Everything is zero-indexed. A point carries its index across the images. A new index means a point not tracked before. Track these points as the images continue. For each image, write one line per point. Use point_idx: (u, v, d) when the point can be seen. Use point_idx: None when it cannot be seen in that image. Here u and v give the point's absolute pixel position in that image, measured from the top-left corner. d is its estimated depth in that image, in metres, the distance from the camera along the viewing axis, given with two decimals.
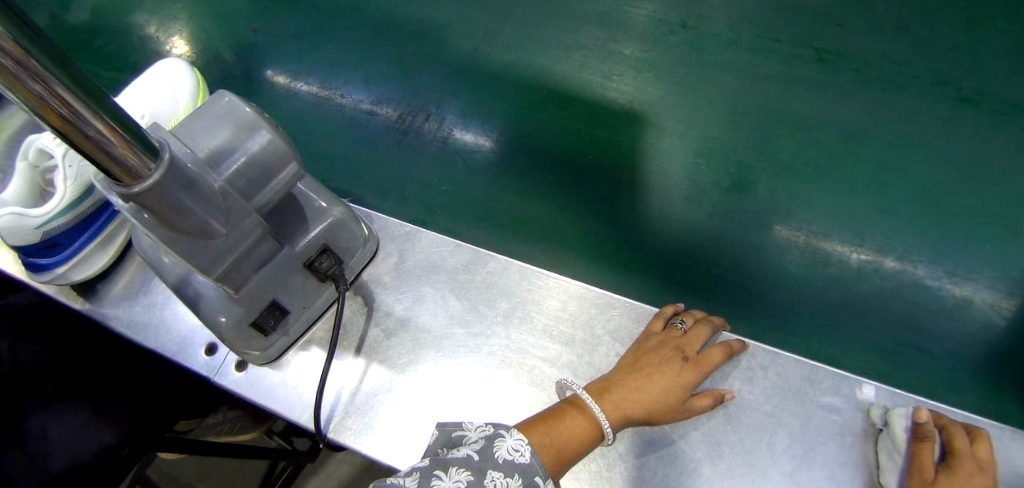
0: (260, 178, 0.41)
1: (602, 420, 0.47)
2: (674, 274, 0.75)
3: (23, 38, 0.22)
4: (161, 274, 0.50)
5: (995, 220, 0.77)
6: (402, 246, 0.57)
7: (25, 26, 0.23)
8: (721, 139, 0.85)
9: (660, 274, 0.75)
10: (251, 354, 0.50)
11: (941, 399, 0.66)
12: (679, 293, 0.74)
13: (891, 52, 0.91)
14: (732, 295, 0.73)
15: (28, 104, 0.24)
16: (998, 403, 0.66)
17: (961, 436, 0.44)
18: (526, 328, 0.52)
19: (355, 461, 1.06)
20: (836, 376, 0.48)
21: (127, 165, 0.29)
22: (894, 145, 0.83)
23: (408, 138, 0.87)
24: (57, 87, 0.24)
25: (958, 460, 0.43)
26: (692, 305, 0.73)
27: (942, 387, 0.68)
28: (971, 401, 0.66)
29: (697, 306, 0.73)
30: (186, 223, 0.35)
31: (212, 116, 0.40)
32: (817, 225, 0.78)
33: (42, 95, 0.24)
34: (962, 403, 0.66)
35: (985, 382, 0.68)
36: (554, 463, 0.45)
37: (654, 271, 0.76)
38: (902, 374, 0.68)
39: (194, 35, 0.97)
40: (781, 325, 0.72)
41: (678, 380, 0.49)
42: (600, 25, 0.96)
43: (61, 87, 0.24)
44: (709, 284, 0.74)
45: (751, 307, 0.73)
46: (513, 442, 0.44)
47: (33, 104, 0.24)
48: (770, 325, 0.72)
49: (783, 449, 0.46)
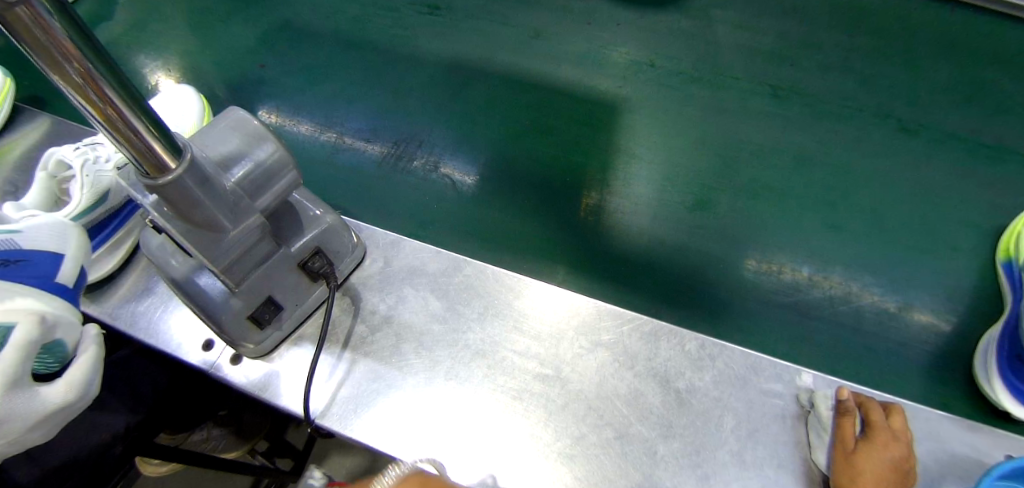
0: (264, 182, 0.47)
1: None
2: (646, 282, 0.80)
3: (90, 54, 0.30)
4: (166, 272, 0.55)
5: (933, 235, 0.85)
6: (388, 252, 0.63)
7: (98, 48, 0.30)
8: (686, 165, 0.92)
9: (634, 282, 0.80)
10: (246, 346, 0.55)
11: (894, 395, 0.70)
12: (652, 301, 0.78)
13: (838, 88, 1.01)
14: (699, 301, 0.78)
15: (85, 103, 0.31)
16: (945, 396, 0.70)
17: (877, 411, 0.51)
18: (498, 323, 0.57)
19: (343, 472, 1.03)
20: (777, 366, 0.54)
21: (156, 160, 0.36)
22: (842, 170, 0.91)
23: (403, 163, 0.93)
24: (106, 91, 0.31)
25: (874, 429, 0.50)
26: (663, 311, 0.77)
27: (895, 384, 0.72)
28: (920, 396, 0.71)
29: (667, 313, 0.77)
30: (198, 216, 0.41)
31: (225, 128, 0.46)
32: (773, 242, 0.84)
33: (93, 96, 0.31)
34: (913, 398, 0.70)
35: (934, 379, 0.72)
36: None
37: (626, 281, 0.80)
38: (855, 373, 0.73)
39: (203, 69, 1.05)
40: (742, 328, 0.76)
41: None
42: (577, 64, 1.05)
43: (113, 93, 0.32)
44: (678, 291, 0.79)
45: (715, 313, 0.77)
46: None
47: (88, 104, 0.32)
48: (733, 329, 0.76)
49: (729, 429, 0.52)
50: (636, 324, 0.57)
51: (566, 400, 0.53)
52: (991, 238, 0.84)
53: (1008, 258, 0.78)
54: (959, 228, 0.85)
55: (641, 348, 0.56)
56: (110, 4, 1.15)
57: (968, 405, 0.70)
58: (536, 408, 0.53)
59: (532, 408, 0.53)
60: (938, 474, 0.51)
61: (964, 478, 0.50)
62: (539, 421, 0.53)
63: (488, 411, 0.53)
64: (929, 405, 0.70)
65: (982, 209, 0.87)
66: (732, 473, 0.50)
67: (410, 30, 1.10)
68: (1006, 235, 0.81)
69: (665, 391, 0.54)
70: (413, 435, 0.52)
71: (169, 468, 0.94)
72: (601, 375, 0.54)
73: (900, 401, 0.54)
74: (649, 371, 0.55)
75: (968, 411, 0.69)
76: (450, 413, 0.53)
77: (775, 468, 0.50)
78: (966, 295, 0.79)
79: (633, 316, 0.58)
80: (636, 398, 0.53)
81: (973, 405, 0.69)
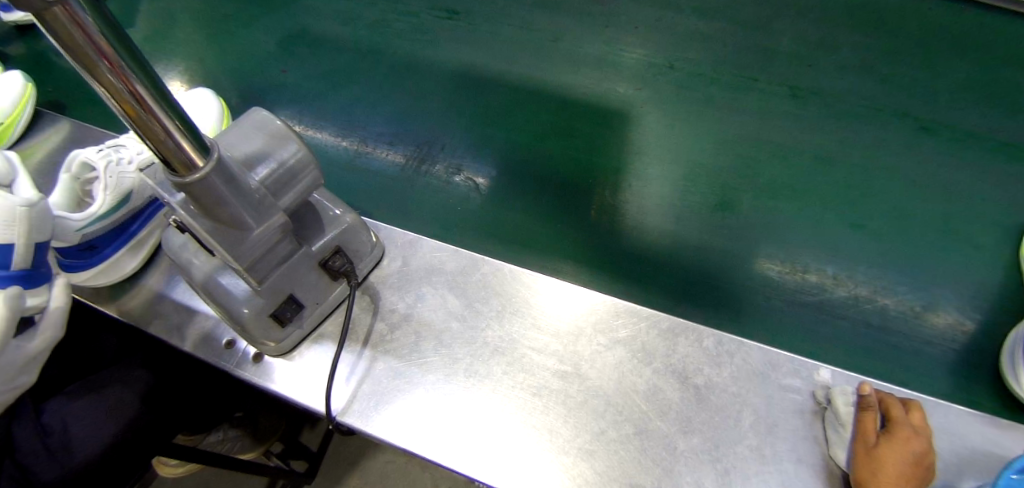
0: (286, 181, 0.48)
1: None
2: (669, 282, 0.80)
3: (121, 48, 0.30)
4: (188, 272, 0.56)
5: (955, 234, 0.85)
6: (406, 252, 0.63)
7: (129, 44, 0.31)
8: (706, 166, 0.93)
9: (657, 282, 0.80)
10: (267, 344, 0.55)
11: (921, 393, 0.70)
12: (677, 301, 0.78)
13: (856, 88, 1.01)
14: (723, 302, 0.78)
15: (115, 101, 0.32)
16: (971, 394, 0.70)
17: (897, 407, 0.51)
18: (516, 320, 0.58)
19: (364, 465, 1.04)
20: (795, 361, 0.55)
21: (185, 158, 0.37)
22: (862, 170, 0.91)
23: (423, 167, 0.93)
24: (138, 88, 0.32)
25: (895, 424, 0.50)
26: (688, 311, 0.77)
27: (921, 382, 0.71)
28: (948, 395, 0.70)
29: (691, 313, 0.77)
30: (224, 214, 0.42)
31: (248, 128, 0.47)
32: (794, 243, 0.84)
33: (121, 89, 0.32)
34: (940, 397, 0.70)
35: (960, 377, 0.72)
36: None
37: (650, 282, 0.80)
38: (882, 371, 0.73)
39: (224, 74, 1.06)
40: (767, 328, 0.76)
41: None
42: (596, 67, 1.06)
43: (144, 89, 0.32)
44: (701, 291, 0.79)
45: (739, 314, 0.77)
46: None
47: (119, 102, 0.32)
48: (758, 329, 0.76)
49: (749, 423, 0.52)
50: (653, 321, 0.57)
51: (584, 396, 0.54)
52: (1014, 237, 0.84)
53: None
54: (981, 227, 0.85)
55: (659, 345, 0.56)
56: (130, 11, 1.17)
57: (996, 403, 0.69)
58: (556, 405, 0.53)
59: (550, 404, 0.54)
60: (960, 467, 0.51)
61: (989, 473, 0.50)
62: (557, 417, 0.53)
63: (506, 408, 0.53)
64: (957, 404, 0.69)
65: (1003, 207, 0.87)
66: (751, 468, 0.50)
67: (429, 34, 1.11)
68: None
69: (684, 387, 0.54)
70: (434, 433, 0.53)
71: (185, 469, 0.95)
72: (619, 371, 0.55)
73: (919, 396, 0.54)
74: (667, 368, 0.55)
75: (997, 410, 0.68)
76: (468, 411, 0.54)
77: (796, 463, 0.51)
78: (989, 293, 0.79)
79: (651, 312, 0.58)
80: (654, 393, 0.54)
81: (1003, 403, 0.69)
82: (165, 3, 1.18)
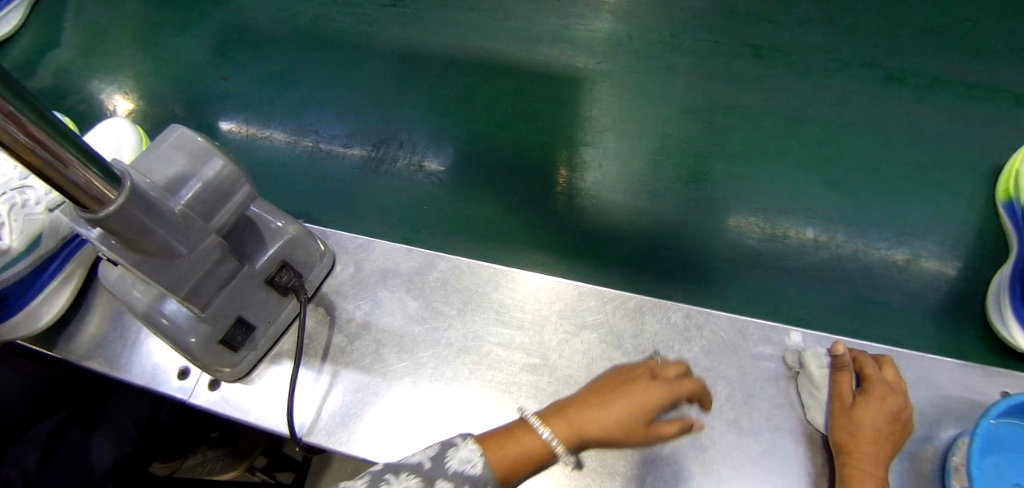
0: (216, 201, 0.45)
1: (551, 438, 0.45)
2: (647, 262, 0.79)
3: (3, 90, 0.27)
4: (126, 303, 0.52)
5: (930, 182, 0.84)
6: (358, 256, 0.61)
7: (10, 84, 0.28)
8: (674, 137, 0.91)
9: (636, 264, 0.78)
10: (222, 370, 0.53)
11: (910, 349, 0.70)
12: (657, 281, 0.77)
13: (819, 41, 0.99)
14: (704, 276, 0.77)
15: (6, 144, 0.29)
16: (957, 344, 0.70)
17: (870, 365, 0.51)
18: (479, 316, 0.56)
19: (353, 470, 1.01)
20: (766, 328, 0.54)
21: (92, 192, 0.33)
22: (831, 126, 0.90)
23: (385, 166, 0.90)
24: (30, 128, 0.29)
25: (869, 383, 0.49)
26: (670, 290, 0.76)
27: (907, 336, 0.71)
28: (935, 347, 0.70)
29: (672, 291, 0.76)
30: (149, 244, 0.39)
31: (168, 148, 0.44)
32: (770, 207, 0.83)
33: (16, 138, 0.29)
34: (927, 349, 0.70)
35: (945, 327, 0.72)
36: (503, 481, 0.43)
37: (628, 265, 0.79)
38: (867, 329, 0.72)
39: (163, 88, 1.01)
40: (752, 298, 0.75)
41: (645, 401, 0.46)
42: (553, 44, 1.02)
43: (36, 128, 0.29)
44: (681, 268, 0.78)
45: (723, 287, 0.76)
46: (465, 453, 0.43)
47: (10, 144, 0.29)
48: (742, 299, 0.75)
49: (724, 398, 0.51)
50: (620, 302, 0.56)
51: (556, 387, 0.52)
52: (989, 180, 0.83)
53: (1008, 199, 0.78)
54: (956, 173, 0.84)
55: (627, 326, 0.55)
56: (56, 29, 1.11)
57: (981, 350, 0.69)
58: (527, 399, 0.52)
59: (522, 400, 0.52)
60: (939, 417, 0.51)
61: (969, 422, 0.50)
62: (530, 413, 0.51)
63: (478, 409, 0.52)
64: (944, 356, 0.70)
65: (974, 150, 0.86)
66: (731, 442, 0.49)
67: (377, 26, 1.06)
68: (1004, 175, 0.80)
69: None
70: (405, 443, 0.51)
71: None
72: (589, 357, 0.53)
73: (891, 351, 0.53)
74: (636, 348, 0.54)
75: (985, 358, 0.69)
76: (440, 414, 0.52)
77: (774, 432, 0.50)
78: (969, 239, 0.78)
79: (617, 293, 0.56)
80: None
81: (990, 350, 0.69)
82: (93, 17, 1.11)
